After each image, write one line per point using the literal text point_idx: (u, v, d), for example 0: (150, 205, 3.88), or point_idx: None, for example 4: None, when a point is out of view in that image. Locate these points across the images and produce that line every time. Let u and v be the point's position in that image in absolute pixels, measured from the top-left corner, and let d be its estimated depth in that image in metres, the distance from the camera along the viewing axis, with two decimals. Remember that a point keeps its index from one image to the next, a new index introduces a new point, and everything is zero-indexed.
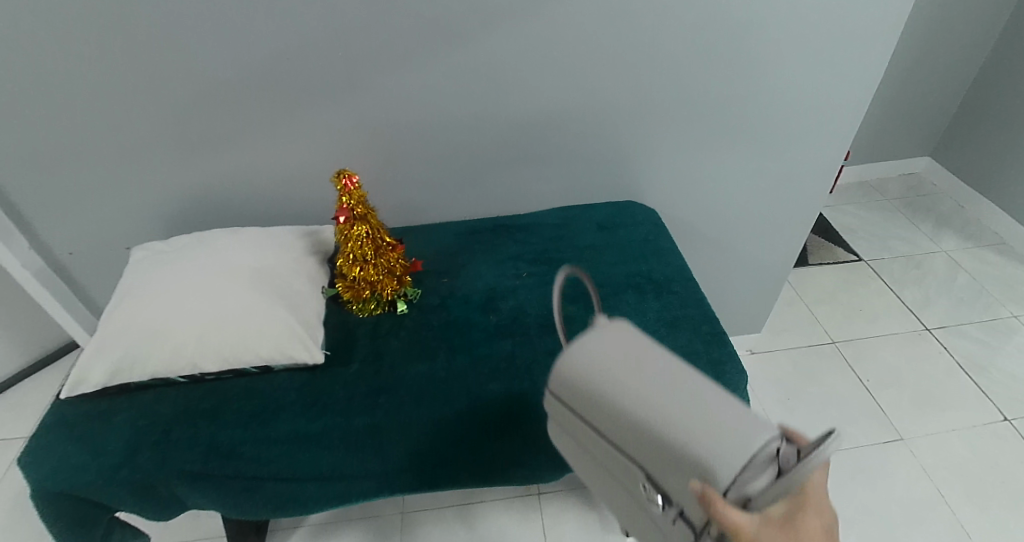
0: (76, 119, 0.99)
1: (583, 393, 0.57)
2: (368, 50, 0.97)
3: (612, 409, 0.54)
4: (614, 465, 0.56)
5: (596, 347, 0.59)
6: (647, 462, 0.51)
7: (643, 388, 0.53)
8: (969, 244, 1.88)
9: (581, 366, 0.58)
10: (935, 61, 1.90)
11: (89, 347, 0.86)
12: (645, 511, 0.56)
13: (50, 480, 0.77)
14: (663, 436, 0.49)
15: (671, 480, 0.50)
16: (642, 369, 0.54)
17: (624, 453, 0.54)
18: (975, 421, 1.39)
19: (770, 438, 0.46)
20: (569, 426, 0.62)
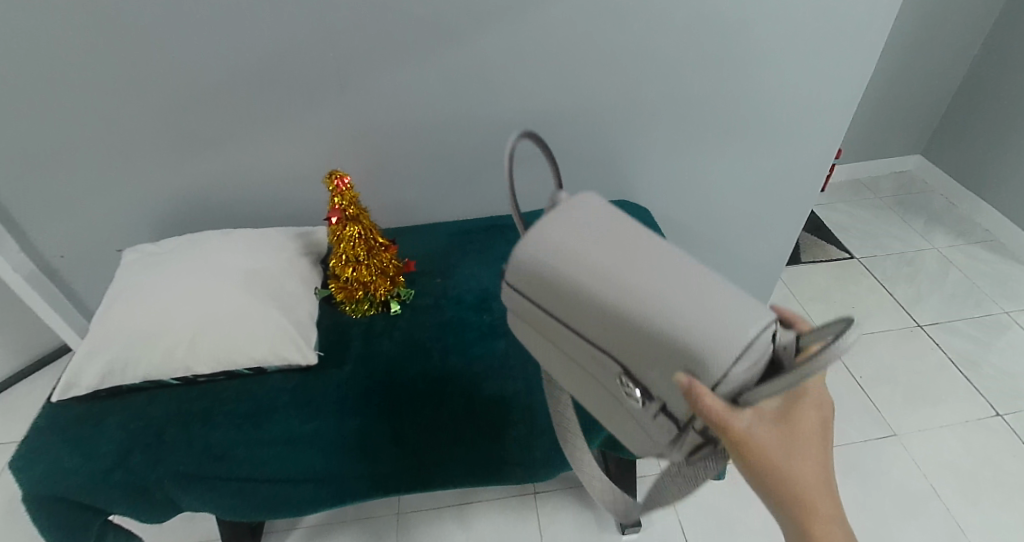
0: (66, 122, 0.98)
1: (554, 285, 0.57)
2: (360, 51, 0.97)
3: (586, 301, 0.55)
4: (583, 357, 0.58)
5: (569, 246, 0.58)
6: (625, 352, 0.53)
7: (619, 277, 0.54)
8: (960, 241, 1.90)
9: (548, 257, 0.58)
10: (925, 59, 1.91)
11: (81, 350, 0.86)
12: (614, 405, 0.58)
13: (42, 484, 0.76)
14: (643, 325, 0.51)
15: (650, 369, 0.52)
16: (620, 262, 0.55)
17: (597, 345, 0.55)
18: (968, 417, 1.40)
19: (760, 328, 0.48)
20: (532, 322, 0.63)
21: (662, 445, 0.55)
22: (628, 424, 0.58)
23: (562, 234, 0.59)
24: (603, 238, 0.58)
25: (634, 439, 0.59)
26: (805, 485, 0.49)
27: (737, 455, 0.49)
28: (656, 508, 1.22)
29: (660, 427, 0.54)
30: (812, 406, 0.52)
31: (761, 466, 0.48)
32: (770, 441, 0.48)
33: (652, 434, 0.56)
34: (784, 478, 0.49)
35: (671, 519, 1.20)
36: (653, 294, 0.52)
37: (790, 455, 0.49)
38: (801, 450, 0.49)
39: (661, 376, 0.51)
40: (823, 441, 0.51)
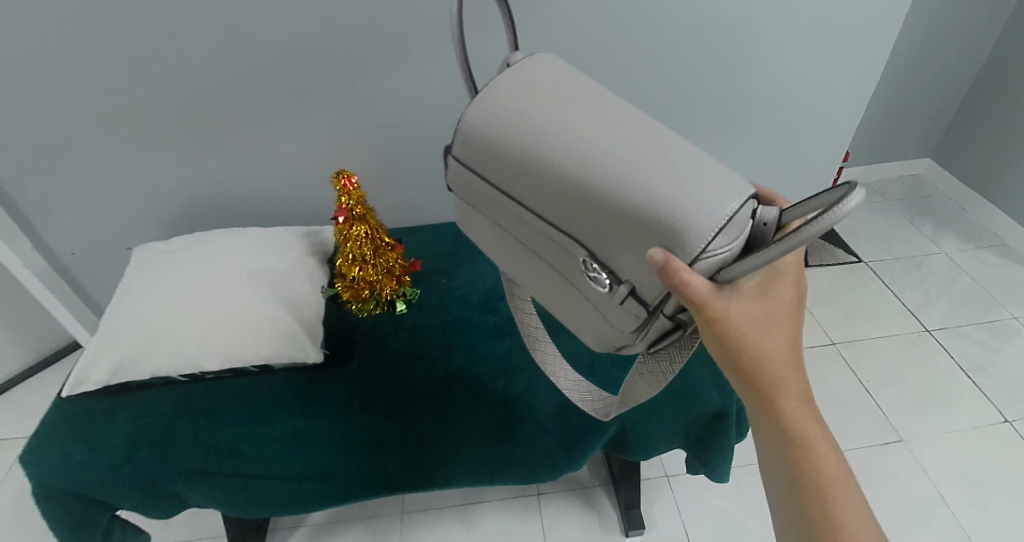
0: (79, 122, 1.00)
1: (514, 162, 0.56)
2: (368, 52, 0.98)
3: (551, 177, 0.54)
4: (546, 242, 0.58)
5: (531, 116, 0.56)
6: (592, 234, 0.53)
7: (583, 149, 0.53)
8: (969, 245, 1.88)
9: (508, 131, 0.56)
10: (935, 62, 1.90)
11: (90, 346, 0.86)
12: (577, 293, 0.59)
13: (50, 479, 0.77)
14: (612, 200, 0.51)
15: (618, 250, 0.52)
16: (589, 134, 0.54)
17: (561, 228, 0.56)
18: (976, 422, 1.39)
19: (736, 204, 0.48)
20: (489, 209, 0.62)
21: (625, 333, 0.57)
22: (592, 313, 0.59)
23: (521, 102, 0.57)
24: (565, 105, 0.56)
25: (595, 329, 0.61)
26: (773, 359, 0.53)
27: (712, 332, 0.52)
28: (660, 510, 1.22)
29: (625, 313, 0.55)
30: (791, 283, 0.54)
31: (734, 343, 0.52)
32: (747, 315, 0.51)
33: (613, 320, 0.57)
34: (755, 354, 0.52)
35: (675, 521, 1.20)
36: (624, 167, 0.51)
37: (764, 333, 0.52)
38: (774, 327, 0.52)
39: (628, 257, 0.52)
40: (793, 319, 0.54)
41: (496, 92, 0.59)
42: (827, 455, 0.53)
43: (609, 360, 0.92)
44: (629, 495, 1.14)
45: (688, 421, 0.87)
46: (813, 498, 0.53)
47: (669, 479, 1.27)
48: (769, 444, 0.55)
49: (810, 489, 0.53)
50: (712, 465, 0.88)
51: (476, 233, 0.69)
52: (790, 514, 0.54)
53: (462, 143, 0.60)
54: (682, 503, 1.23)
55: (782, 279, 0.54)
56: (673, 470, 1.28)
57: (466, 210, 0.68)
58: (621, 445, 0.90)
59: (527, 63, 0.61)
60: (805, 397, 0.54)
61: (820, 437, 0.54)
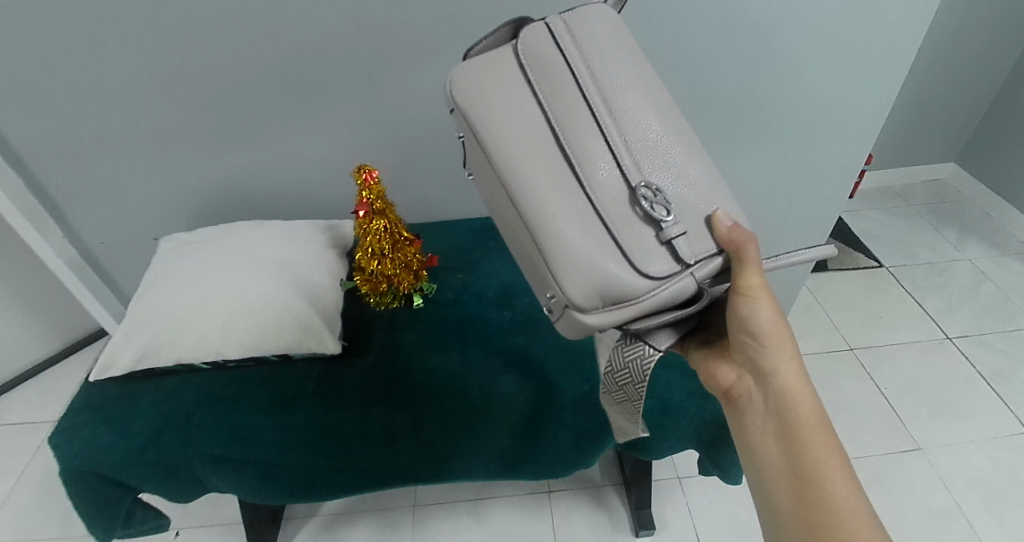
0: (110, 114, 1.03)
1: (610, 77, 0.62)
2: (390, 49, 0.99)
3: (640, 106, 0.61)
4: (603, 162, 0.59)
5: (652, 76, 0.65)
6: (660, 174, 0.60)
7: (665, 105, 0.63)
8: (994, 252, 1.85)
9: (629, 68, 0.63)
10: (962, 65, 1.87)
11: (118, 332, 0.89)
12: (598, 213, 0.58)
13: (78, 460, 0.79)
14: (682, 147, 0.61)
15: (678, 191, 0.60)
16: (680, 117, 0.65)
17: (633, 157, 0.60)
18: (996, 432, 1.37)
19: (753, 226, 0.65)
20: (555, 93, 0.60)
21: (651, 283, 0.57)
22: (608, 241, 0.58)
23: (625, 40, 0.65)
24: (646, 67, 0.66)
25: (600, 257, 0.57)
26: (783, 346, 0.61)
27: (741, 309, 0.60)
28: (672, 511, 1.22)
29: (660, 254, 0.58)
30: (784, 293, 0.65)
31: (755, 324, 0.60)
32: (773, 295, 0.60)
33: (637, 254, 0.57)
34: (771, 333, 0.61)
35: (686, 523, 1.20)
36: (699, 151, 0.63)
37: (780, 318, 0.61)
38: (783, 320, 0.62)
39: (684, 192, 0.59)
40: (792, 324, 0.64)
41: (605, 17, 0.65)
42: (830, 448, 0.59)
43: None
44: (641, 494, 1.14)
45: (702, 423, 0.87)
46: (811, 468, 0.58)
47: (681, 481, 1.27)
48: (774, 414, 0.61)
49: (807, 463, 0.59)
50: (726, 467, 0.89)
51: (503, 102, 0.61)
52: (793, 505, 0.58)
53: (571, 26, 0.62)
54: (694, 505, 1.23)
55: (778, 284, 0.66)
56: (685, 472, 1.28)
57: (513, 73, 0.62)
58: (633, 444, 0.90)
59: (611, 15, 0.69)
60: (807, 386, 0.62)
61: (822, 427, 0.60)
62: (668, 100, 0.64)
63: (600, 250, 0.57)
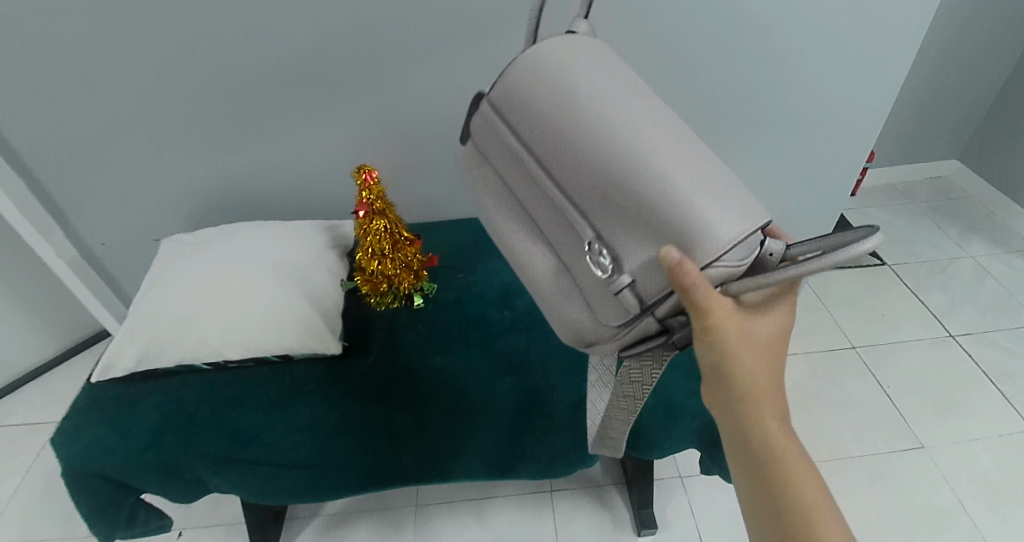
0: (111, 115, 1.03)
1: (552, 119, 0.58)
2: (390, 49, 0.99)
3: (574, 144, 0.56)
4: (554, 218, 0.59)
5: (605, 96, 0.57)
6: (608, 217, 0.54)
7: (631, 133, 0.54)
8: (997, 250, 1.84)
9: (565, 103, 0.57)
10: (965, 62, 1.86)
11: (120, 332, 0.89)
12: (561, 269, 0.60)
13: (79, 460, 0.80)
14: (637, 184, 0.52)
15: (632, 237, 0.53)
16: (652, 128, 0.55)
17: (580, 206, 0.56)
18: (1000, 430, 1.36)
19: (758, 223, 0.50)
20: (504, 163, 0.64)
21: (605, 328, 0.57)
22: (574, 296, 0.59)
23: (585, 67, 0.59)
24: (623, 88, 0.58)
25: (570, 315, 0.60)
26: (756, 379, 0.54)
27: (704, 347, 0.53)
28: (674, 510, 1.22)
29: (612, 303, 0.55)
30: (780, 312, 0.55)
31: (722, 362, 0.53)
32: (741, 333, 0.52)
33: (595, 306, 0.57)
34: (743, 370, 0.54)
35: (688, 522, 1.20)
36: (672, 164, 0.52)
37: (753, 354, 0.53)
38: (759, 349, 0.54)
39: (635, 235, 0.52)
40: (777, 346, 0.55)
41: (568, 50, 0.61)
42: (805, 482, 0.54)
43: None
44: (642, 493, 1.14)
45: (704, 422, 0.87)
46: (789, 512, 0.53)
47: (683, 480, 1.27)
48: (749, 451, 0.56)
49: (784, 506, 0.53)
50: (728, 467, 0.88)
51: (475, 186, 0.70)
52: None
53: (515, 75, 0.62)
54: (696, 504, 1.22)
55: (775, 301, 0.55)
56: (687, 471, 1.28)
57: (476, 157, 0.70)
58: (635, 443, 0.90)
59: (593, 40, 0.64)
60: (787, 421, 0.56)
61: (803, 466, 0.54)
62: (632, 116, 0.55)
63: (565, 308, 0.59)
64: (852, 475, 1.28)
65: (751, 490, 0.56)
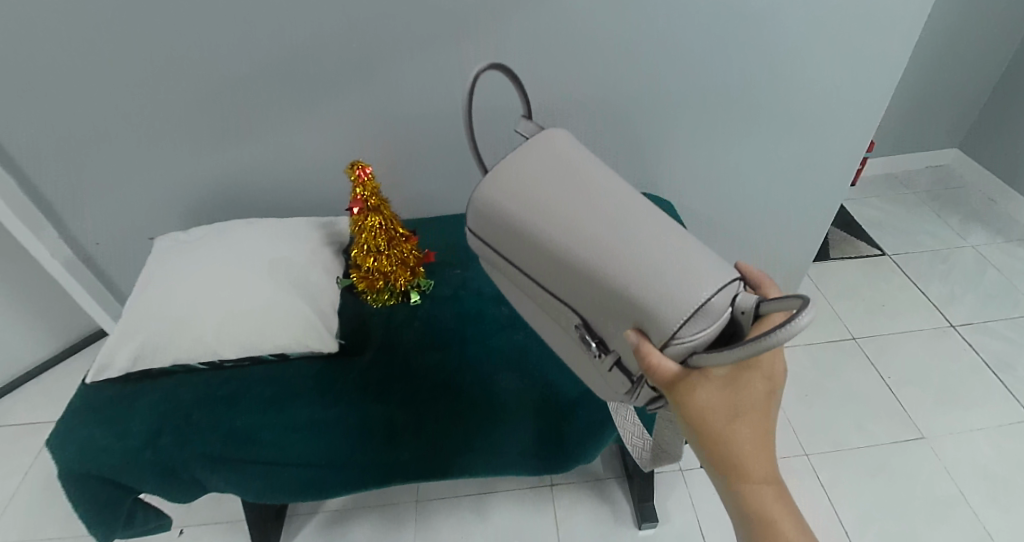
0: (101, 113, 1.02)
1: (518, 226, 0.61)
2: (382, 42, 0.97)
3: (539, 248, 0.59)
4: (548, 308, 0.63)
5: (558, 196, 0.60)
6: (587, 308, 0.58)
7: (595, 229, 0.57)
8: (998, 239, 1.83)
9: (525, 209, 0.61)
10: (965, 49, 1.84)
11: (114, 332, 0.88)
12: (572, 347, 0.65)
13: (77, 461, 0.79)
14: (602, 279, 0.55)
15: (613, 330, 0.56)
16: (606, 219, 0.58)
17: (563, 299, 0.60)
18: (1001, 420, 1.36)
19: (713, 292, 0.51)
20: (496, 266, 0.68)
21: (617, 395, 0.63)
22: (590, 369, 0.64)
23: (536, 168, 0.63)
24: (574, 183, 0.61)
25: (595, 381, 0.66)
26: (743, 447, 0.54)
27: (684, 416, 0.54)
28: (674, 504, 1.22)
29: (614, 378, 0.61)
30: (762, 377, 0.54)
31: (704, 431, 0.54)
32: (714, 404, 0.53)
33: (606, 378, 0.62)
34: (723, 439, 0.54)
35: (689, 516, 1.19)
36: (629, 251, 0.55)
37: (730, 424, 0.54)
38: (743, 416, 0.54)
39: (610, 322, 0.56)
40: (766, 409, 0.55)
41: (521, 157, 0.65)
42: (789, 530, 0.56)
43: None
44: (643, 487, 1.14)
45: None
46: None
47: (684, 473, 1.27)
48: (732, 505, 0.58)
49: None
50: None
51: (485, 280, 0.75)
52: None
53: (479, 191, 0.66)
54: (696, 496, 1.22)
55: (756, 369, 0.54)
56: (688, 464, 1.28)
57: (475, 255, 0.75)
58: None
59: (538, 138, 0.67)
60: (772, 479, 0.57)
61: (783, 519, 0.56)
62: (587, 209, 0.58)
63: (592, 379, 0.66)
64: (853, 467, 1.27)
65: (742, 531, 0.59)
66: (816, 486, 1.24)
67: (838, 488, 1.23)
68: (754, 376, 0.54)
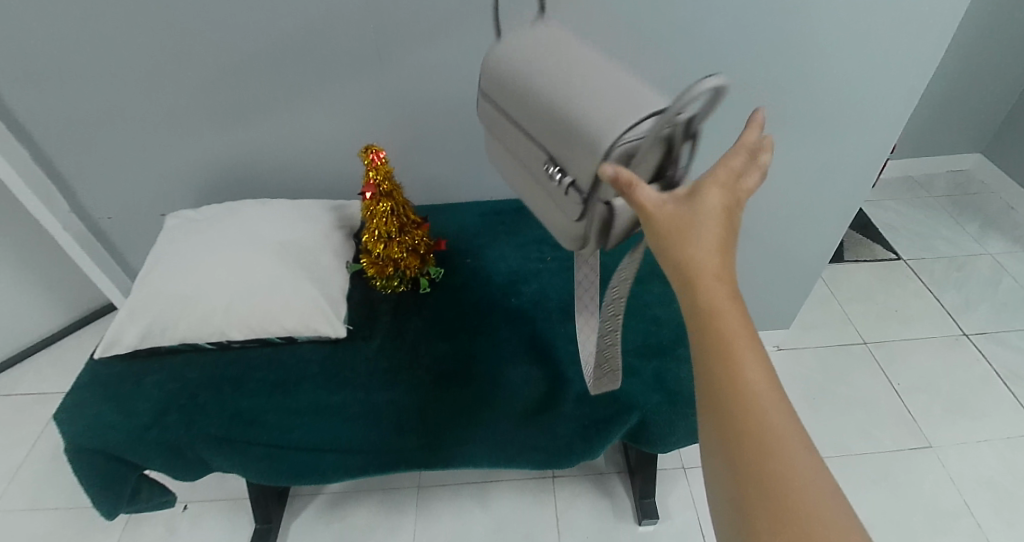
0: (115, 88, 1.01)
1: (508, 69, 0.57)
2: (400, 25, 0.96)
3: (528, 89, 0.55)
4: (531, 159, 0.58)
5: (561, 49, 0.56)
6: (559, 147, 0.53)
7: (597, 83, 0.51)
8: (1016, 247, 1.79)
9: (525, 57, 0.56)
10: (994, 52, 1.79)
11: (122, 309, 0.88)
12: (543, 192, 0.59)
13: (83, 437, 0.80)
14: (579, 116, 0.50)
15: (570, 149, 0.51)
16: (601, 75, 0.52)
17: (542, 144, 0.55)
18: (1010, 432, 1.34)
19: (675, 110, 0.46)
20: (491, 125, 0.64)
21: (567, 220, 0.57)
22: (553, 208, 0.59)
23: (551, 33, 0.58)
24: (580, 45, 0.56)
25: (555, 224, 0.60)
26: (715, 278, 0.42)
27: (655, 241, 0.45)
28: (675, 501, 1.21)
29: (571, 212, 0.56)
30: (739, 195, 0.45)
31: (671, 248, 0.43)
32: (688, 220, 0.43)
33: (567, 220, 0.57)
34: (697, 267, 0.42)
35: (689, 514, 1.19)
36: (614, 97, 0.49)
37: (708, 245, 0.43)
38: (721, 237, 0.43)
39: (581, 146, 0.50)
40: (738, 237, 0.44)
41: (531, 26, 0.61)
42: (776, 434, 0.39)
43: (633, 350, 0.90)
44: (645, 484, 1.14)
45: None
46: (758, 476, 0.38)
47: (686, 470, 1.26)
48: (705, 390, 0.42)
49: (753, 468, 0.39)
50: None
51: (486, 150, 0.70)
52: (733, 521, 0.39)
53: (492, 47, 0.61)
54: (698, 495, 1.22)
55: (735, 186, 0.45)
56: (691, 462, 1.27)
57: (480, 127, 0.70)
58: (640, 437, 0.88)
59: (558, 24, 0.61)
60: (759, 352, 0.42)
61: (778, 414, 0.40)
62: (587, 64, 0.53)
63: (554, 224, 0.61)
64: (857, 472, 1.26)
65: (725, 448, 0.40)
66: None
67: None
68: (731, 197, 0.44)
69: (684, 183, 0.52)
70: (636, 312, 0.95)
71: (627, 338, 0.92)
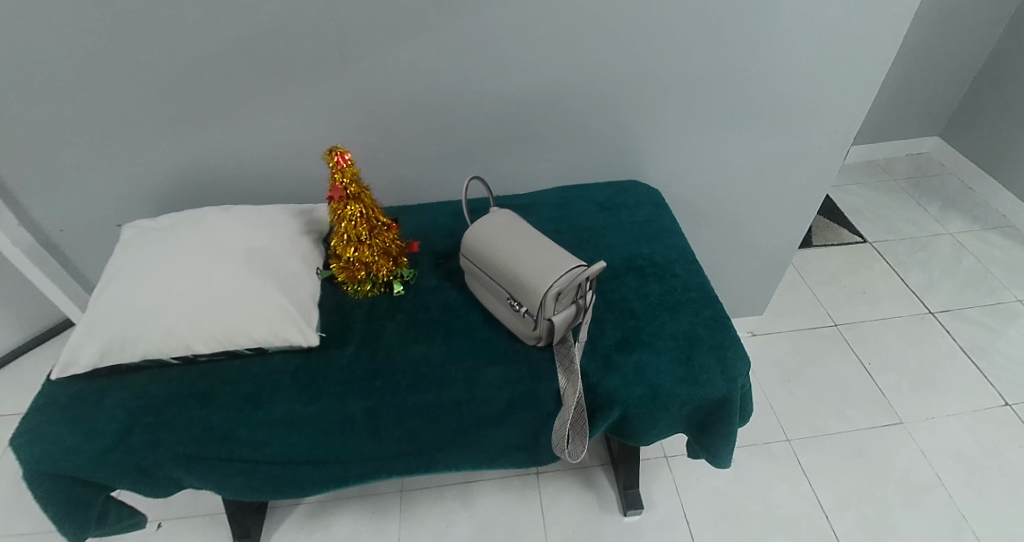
0: (60, 94, 0.96)
1: (484, 249, 0.89)
2: (361, 23, 0.93)
3: (497, 257, 0.87)
4: (499, 294, 0.89)
5: (513, 227, 0.90)
6: (512, 289, 0.85)
7: (536, 248, 0.85)
8: (974, 226, 1.85)
9: (492, 241, 0.89)
10: (949, 37, 1.84)
11: (78, 327, 0.83)
12: (506, 311, 0.89)
13: (42, 463, 0.76)
14: (524, 269, 0.83)
15: (526, 292, 0.82)
16: (540, 251, 0.84)
17: (504, 286, 0.87)
18: (975, 405, 1.38)
19: (573, 269, 0.81)
20: (479, 274, 0.92)
21: (523, 330, 0.87)
22: (512, 318, 0.88)
23: (507, 213, 0.93)
24: (523, 233, 0.88)
25: (515, 325, 0.88)
26: None
27: None
28: (659, 491, 1.22)
29: (524, 326, 0.86)
30: None
31: None
32: None
33: (521, 329, 0.87)
34: None
35: (673, 503, 1.20)
36: (541, 256, 0.84)
37: None
38: None
39: (526, 287, 0.82)
40: None
41: (496, 212, 0.94)
42: None
43: (612, 345, 0.88)
44: (629, 475, 1.14)
45: (691, 408, 0.85)
46: None
47: (668, 460, 1.27)
48: None
49: None
50: (714, 451, 0.89)
51: (476, 292, 0.95)
52: None
53: (473, 226, 0.93)
54: (681, 482, 1.23)
55: None
56: (672, 451, 1.28)
57: (466, 268, 0.95)
58: (623, 430, 0.88)
59: (506, 212, 0.93)
60: None
61: None
62: (530, 240, 0.87)
63: (518, 331, 0.88)
64: (832, 451, 1.29)
65: None
66: (797, 471, 1.25)
67: (818, 474, 1.25)
68: None
69: (589, 308, 0.85)
70: (613, 306, 0.94)
71: (605, 332, 0.90)
